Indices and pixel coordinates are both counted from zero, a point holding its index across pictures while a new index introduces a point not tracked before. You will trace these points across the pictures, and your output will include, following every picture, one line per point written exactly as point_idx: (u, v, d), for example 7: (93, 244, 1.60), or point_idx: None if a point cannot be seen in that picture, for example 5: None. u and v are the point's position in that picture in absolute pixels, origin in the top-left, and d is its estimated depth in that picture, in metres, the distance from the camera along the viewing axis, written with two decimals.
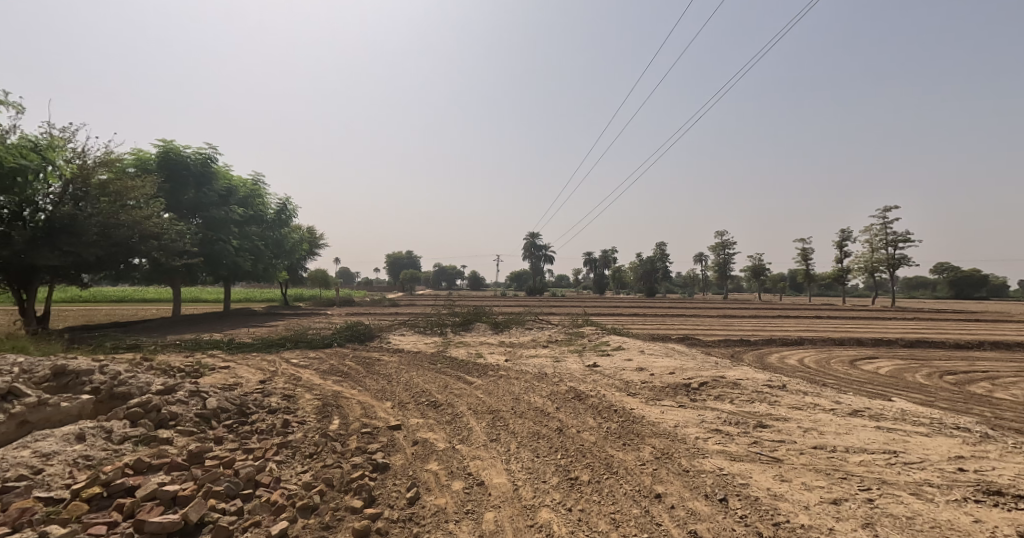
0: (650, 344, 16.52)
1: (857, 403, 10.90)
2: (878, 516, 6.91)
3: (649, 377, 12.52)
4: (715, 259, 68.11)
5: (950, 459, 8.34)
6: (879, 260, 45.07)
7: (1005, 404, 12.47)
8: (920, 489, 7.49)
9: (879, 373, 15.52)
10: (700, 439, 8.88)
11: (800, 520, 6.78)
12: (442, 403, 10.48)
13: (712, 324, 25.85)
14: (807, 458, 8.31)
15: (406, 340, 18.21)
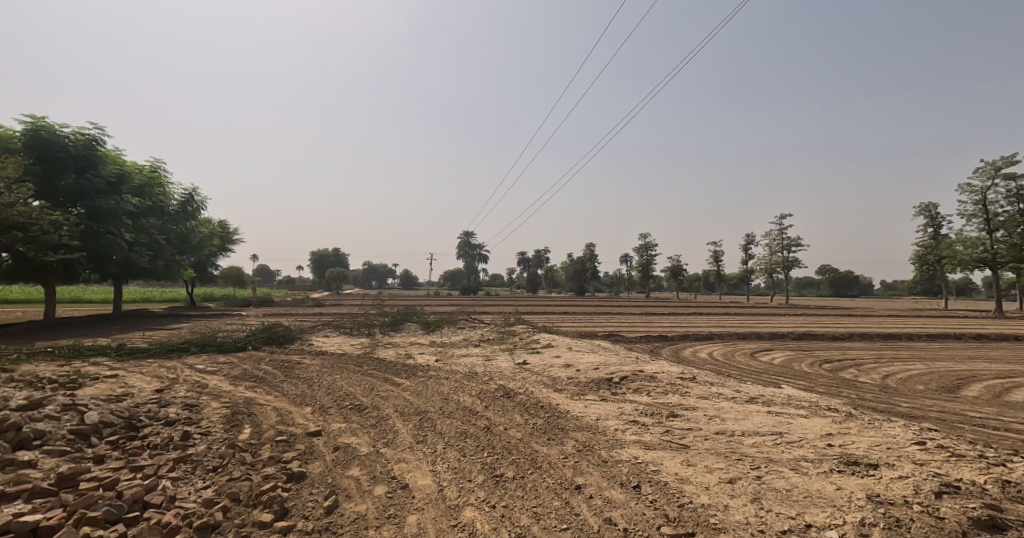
0: (580, 342, 17.31)
1: (755, 392, 12.33)
2: (765, 490, 7.85)
3: (576, 373, 13.42)
4: (639, 259, 71.23)
5: (821, 437, 9.62)
6: (777, 263, 49.32)
7: (866, 387, 14.04)
8: (798, 464, 8.61)
9: (774, 364, 17.30)
10: (619, 431, 9.74)
11: (701, 499, 7.58)
12: (366, 406, 10.90)
13: (630, 322, 27.57)
14: (709, 443, 9.33)
15: (330, 343, 18.18)
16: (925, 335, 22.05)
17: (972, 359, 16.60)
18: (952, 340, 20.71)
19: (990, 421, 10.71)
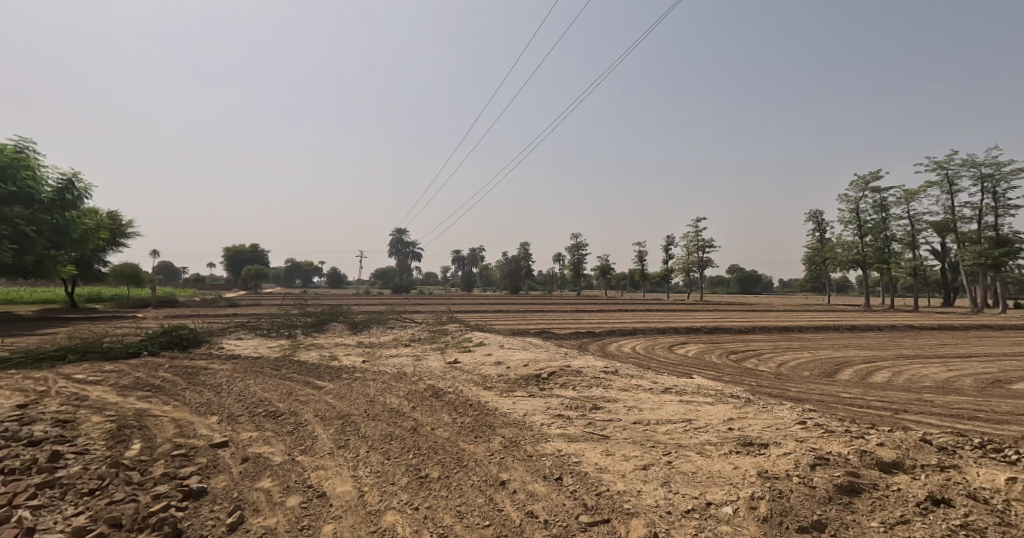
0: (512, 339, 17.18)
1: (670, 382, 11.79)
2: (673, 474, 7.24)
3: (504, 369, 12.73)
4: (571, 258, 72.80)
5: (723, 421, 8.92)
6: (693, 261, 52.19)
7: (763, 374, 14.95)
8: (704, 447, 7.94)
9: (688, 356, 18.28)
10: (544, 425, 9.03)
11: (617, 487, 6.99)
12: (284, 412, 10.21)
13: (556, 319, 27.96)
14: (628, 432, 8.66)
15: (241, 345, 17.59)
16: (813, 328, 24.03)
17: (848, 346, 18.69)
18: (840, 333, 22.55)
19: (857, 401, 11.15)
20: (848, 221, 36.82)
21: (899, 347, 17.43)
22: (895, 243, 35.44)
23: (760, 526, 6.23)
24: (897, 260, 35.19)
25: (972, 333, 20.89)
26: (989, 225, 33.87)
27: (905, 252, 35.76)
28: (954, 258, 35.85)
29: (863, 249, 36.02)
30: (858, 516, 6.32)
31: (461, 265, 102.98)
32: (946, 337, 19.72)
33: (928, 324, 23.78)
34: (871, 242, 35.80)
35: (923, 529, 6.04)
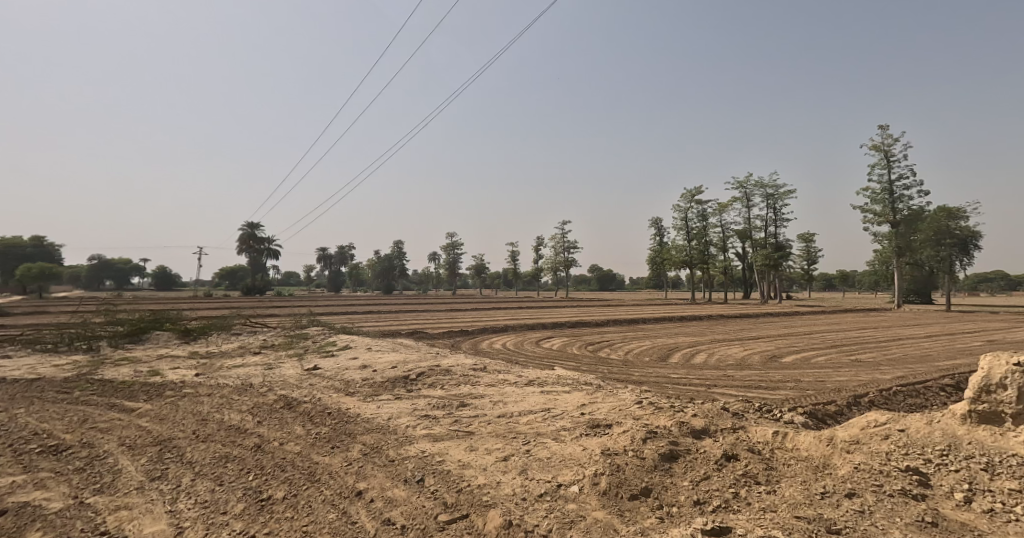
0: (380, 341, 16.92)
1: (534, 375, 11.60)
2: (529, 462, 6.52)
3: (372, 374, 12.20)
4: (445, 257, 72.81)
5: (577, 406, 8.68)
6: (560, 262, 54.95)
7: (614, 363, 15.81)
8: (558, 433, 7.38)
9: (552, 348, 19.06)
10: (410, 428, 8.16)
11: (478, 480, 6.15)
12: (73, 445, 8.25)
13: (425, 320, 27.64)
14: (492, 426, 8.00)
15: (14, 366, 14.95)
16: (655, 321, 26.47)
17: (679, 334, 21.27)
18: (676, 324, 25.05)
19: (682, 378, 12.84)
20: (678, 228, 41.27)
21: (716, 334, 20.06)
22: (712, 247, 40.76)
23: (601, 500, 5.48)
24: (713, 260, 41.08)
25: (776, 320, 24.39)
26: (773, 234, 40.11)
27: (718, 253, 41.15)
28: (751, 262, 42.07)
29: (690, 251, 40.74)
30: (675, 478, 5.65)
31: (326, 265, 98.14)
32: (742, 324, 23.46)
33: (737, 314, 27.80)
34: (696, 246, 40.81)
35: (721, 482, 5.45)
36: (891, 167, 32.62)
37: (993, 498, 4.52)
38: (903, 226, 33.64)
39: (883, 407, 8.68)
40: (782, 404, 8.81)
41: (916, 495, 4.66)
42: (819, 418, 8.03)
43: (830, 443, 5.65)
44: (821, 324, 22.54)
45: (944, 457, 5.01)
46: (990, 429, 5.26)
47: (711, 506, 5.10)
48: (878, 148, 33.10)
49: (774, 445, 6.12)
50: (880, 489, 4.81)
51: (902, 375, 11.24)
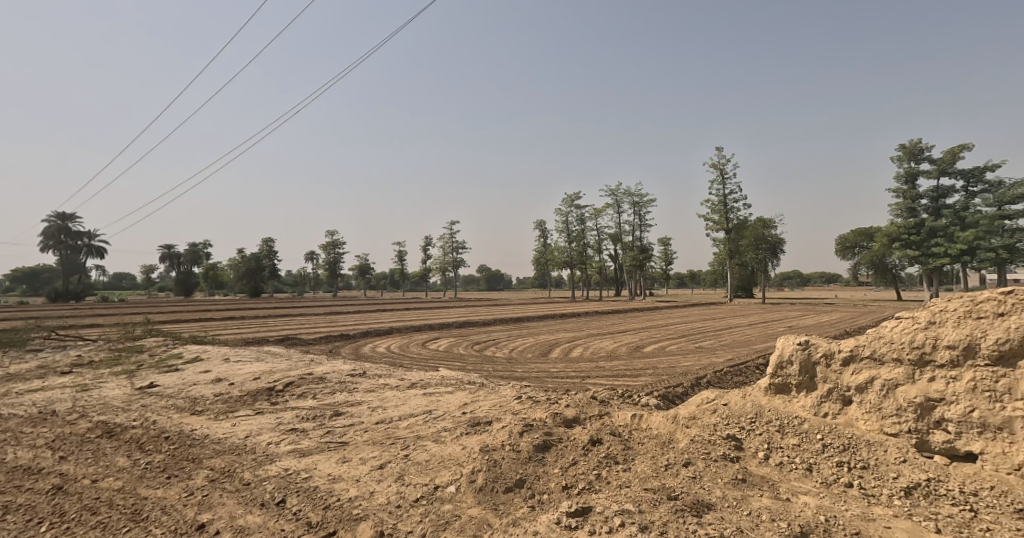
0: (240, 352, 15.53)
1: (416, 377, 11.50)
2: (407, 467, 6.36)
3: (227, 388, 10.71)
4: (324, 257, 69.29)
5: (459, 406, 8.77)
6: (448, 262, 54.86)
7: (498, 360, 16.27)
8: (439, 435, 7.35)
9: (438, 349, 19.12)
10: (272, 444, 7.43)
11: (350, 493, 5.88)
12: None
13: (297, 325, 26.13)
14: (368, 434, 7.66)
15: None
16: (534, 319, 27.42)
17: (560, 331, 22.37)
18: (555, 321, 26.23)
19: (561, 371, 13.46)
20: (559, 230, 43.07)
21: (591, 329, 21.44)
22: (589, 249, 43.04)
23: (476, 496, 5.48)
24: (590, 261, 43.49)
25: (642, 315, 26.51)
26: (639, 237, 43.33)
27: (595, 254, 43.68)
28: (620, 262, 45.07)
29: (570, 252, 42.77)
30: (547, 467, 5.80)
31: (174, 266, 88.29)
32: (616, 319, 25.27)
33: (613, 311, 29.68)
34: (575, 248, 42.86)
35: (587, 465, 5.73)
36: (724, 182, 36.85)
37: (782, 453, 5.50)
38: (732, 234, 37.84)
39: (717, 384, 10.19)
40: (643, 389, 9.75)
41: (733, 457, 5.54)
42: (669, 399, 9.20)
43: (674, 420, 6.40)
44: (685, 316, 24.81)
45: (751, 423, 5.93)
46: (783, 398, 6.23)
47: (577, 489, 5.38)
48: (715, 165, 37.08)
49: (632, 426, 6.53)
50: (711, 455, 5.58)
51: (734, 357, 13.14)
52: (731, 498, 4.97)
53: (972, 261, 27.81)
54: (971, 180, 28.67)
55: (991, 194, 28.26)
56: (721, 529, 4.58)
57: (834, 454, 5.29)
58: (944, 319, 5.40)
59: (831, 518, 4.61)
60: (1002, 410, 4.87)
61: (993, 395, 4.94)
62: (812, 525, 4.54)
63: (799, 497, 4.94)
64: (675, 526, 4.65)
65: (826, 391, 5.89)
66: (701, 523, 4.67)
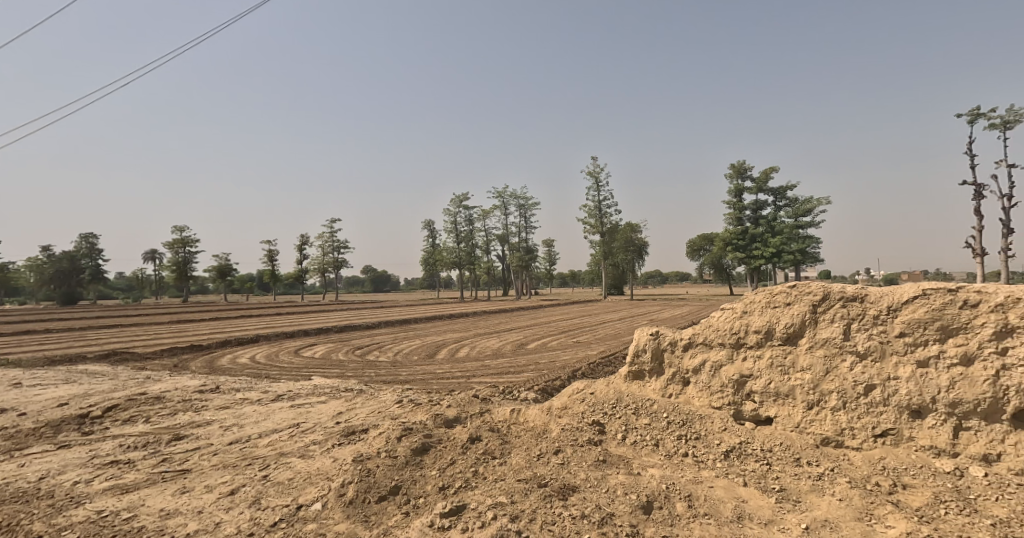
0: (41, 375, 12.77)
1: (285, 388, 10.73)
2: (266, 489, 6.02)
3: (16, 420, 8.79)
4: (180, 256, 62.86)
5: (332, 417, 8.40)
6: (329, 262, 52.40)
7: (381, 365, 15.09)
8: (307, 449, 7.03)
9: (313, 357, 16.68)
10: (80, 484, 6.39)
11: (187, 529, 5.41)
12: None
13: (137, 332, 22.61)
14: (218, 457, 7.01)
15: None
16: (421, 321, 26.95)
17: (445, 332, 22.34)
18: (443, 323, 26.02)
19: (448, 373, 13.24)
20: (448, 230, 43.04)
21: (478, 329, 21.70)
22: (477, 249, 43.64)
23: (345, 510, 5.42)
24: (478, 261, 43.98)
25: (526, 314, 27.28)
26: (525, 239, 44.58)
27: (483, 254, 44.28)
28: (507, 263, 46.07)
29: (459, 252, 42.94)
30: (425, 469, 5.84)
31: None
32: (500, 318, 25.78)
33: (498, 311, 30.12)
34: (464, 248, 43.17)
35: (465, 463, 5.86)
36: (600, 188, 39.17)
37: (637, 432, 6.15)
38: (607, 237, 40.08)
39: (589, 375, 11.04)
40: (523, 384, 10.22)
41: (596, 442, 6.05)
42: (548, 392, 9.73)
43: (548, 411, 6.80)
44: (567, 314, 25.81)
45: (612, 409, 6.52)
46: (639, 383, 6.90)
47: (453, 489, 5.50)
48: (591, 172, 39.05)
49: (509, 421, 6.80)
50: (579, 441, 6.04)
51: (606, 349, 14.18)
52: (593, 478, 5.44)
53: (779, 262, 32.06)
54: (778, 197, 33.01)
55: (792, 208, 32.64)
56: (582, 508, 5.00)
57: (675, 429, 5.99)
58: (752, 308, 6.26)
59: (671, 485, 5.25)
60: (788, 380, 5.80)
61: (782, 366, 5.87)
62: (656, 494, 5.13)
63: (648, 470, 5.57)
64: (542, 513, 5.00)
65: (671, 375, 6.62)
66: (566, 505, 5.07)
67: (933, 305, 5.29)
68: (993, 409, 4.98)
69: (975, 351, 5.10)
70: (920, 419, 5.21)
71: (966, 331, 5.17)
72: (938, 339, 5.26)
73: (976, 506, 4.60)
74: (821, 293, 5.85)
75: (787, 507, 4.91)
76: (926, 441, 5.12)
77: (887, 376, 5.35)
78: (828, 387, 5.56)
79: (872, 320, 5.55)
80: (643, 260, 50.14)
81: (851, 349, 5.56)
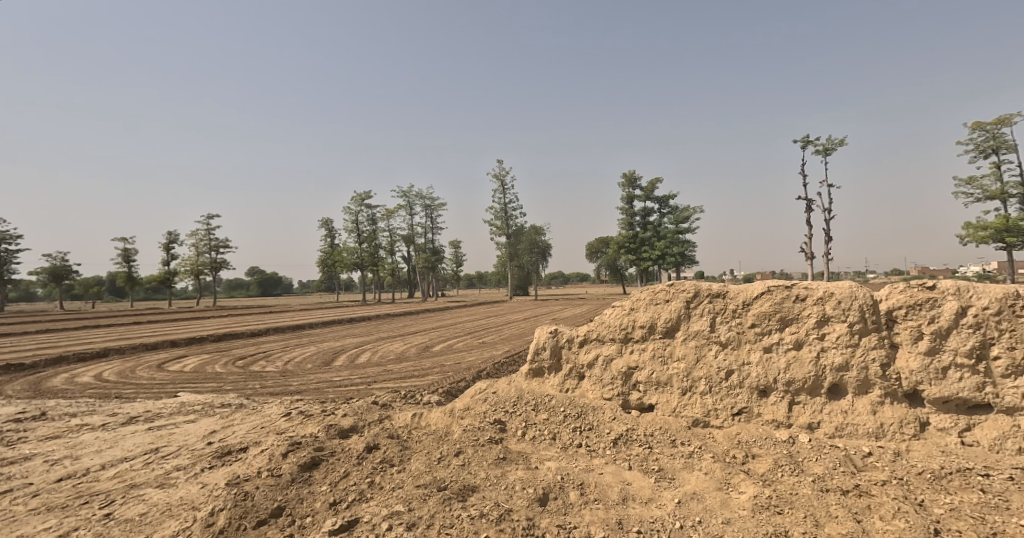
0: None
1: (141, 405, 9.50)
2: (109, 529, 5.47)
3: None
4: None
5: (202, 437, 7.67)
6: None
7: (270, 376, 12.12)
8: (167, 477, 6.41)
9: (183, 370, 12.79)
10: None
11: None
12: None
13: None
14: (41, 499, 6.14)
15: None
16: (319, 321, 25.30)
17: (344, 334, 21.48)
18: (343, 325, 24.85)
19: (343, 372, 12.65)
20: (349, 230, 41.56)
21: (381, 333, 21.08)
22: (381, 250, 42.71)
23: None
24: (382, 262, 43.01)
25: (431, 316, 26.79)
26: (431, 239, 44.21)
27: (387, 256, 43.36)
28: (412, 264, 45.45)
29: (361, 253, 41.72)
30: (313, 486, 5.68)
31: None
32: (405, 321, 25.35)
33: (400, 313, 29.47)
34: (366, 248, 42.09)
35: (359, 474, 5.77)
36: (505, 191, 39.64)
37: (536, 428, 6.39)
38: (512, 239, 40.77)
39: (495, 374, 11.29)
40: (427, 388, 10.14)
41: (497, 441, 6.21)
42: (452, 393, 9.81)
43: (450, 413, 6.88)
44: (471, 315, 25.79)
45: (513, 407, 6.73)
46: (539, 380, 7.16)
47: (345, 503, 5.39)
48: (496, 176, 39.48)
49: (411, 425, 6.77)
50: (482, 441, 6.17)
51: (512, 348, 14.48)
52: (493, 476, 5.59)
53: (663, 265, 34.30)
54: (663, 205, 35.27)
55: (674, 215, 34.92)
56: (481, 507, 5.13)
57: (571, 422, 6.32)
58: (638, 304, 6.70)
59: (565, 476, 5.53)
60: (667, 369, 6.32)
61: (663, 356, 6.38)
62: (552, 485, 5.39)
63: (544, 464, 5.82)
64: (441, 517, 5.06)
65: (568, 370, 6.93)
66: (465, 507, 5.16)
67: (775, 300, 6.01)
68: (815, 386, 5.72)
69: (804, 337, 5.85)
70: (765, 398, 5.89)
71: (797, 321, 5.91)
72: (778, 329, 5.98)
73: (801, 464, 5.22)
74: (692, 290, 6.40)
75: (663, 485, 5.34)
76: (770, 416, 5.79)
77: (743, 361, 6.00)
78: (698, 374, 6.14)
79: (732, 313, 6.19)
80: (546, 261, 51.71)
81: (715, 338, 6.19)
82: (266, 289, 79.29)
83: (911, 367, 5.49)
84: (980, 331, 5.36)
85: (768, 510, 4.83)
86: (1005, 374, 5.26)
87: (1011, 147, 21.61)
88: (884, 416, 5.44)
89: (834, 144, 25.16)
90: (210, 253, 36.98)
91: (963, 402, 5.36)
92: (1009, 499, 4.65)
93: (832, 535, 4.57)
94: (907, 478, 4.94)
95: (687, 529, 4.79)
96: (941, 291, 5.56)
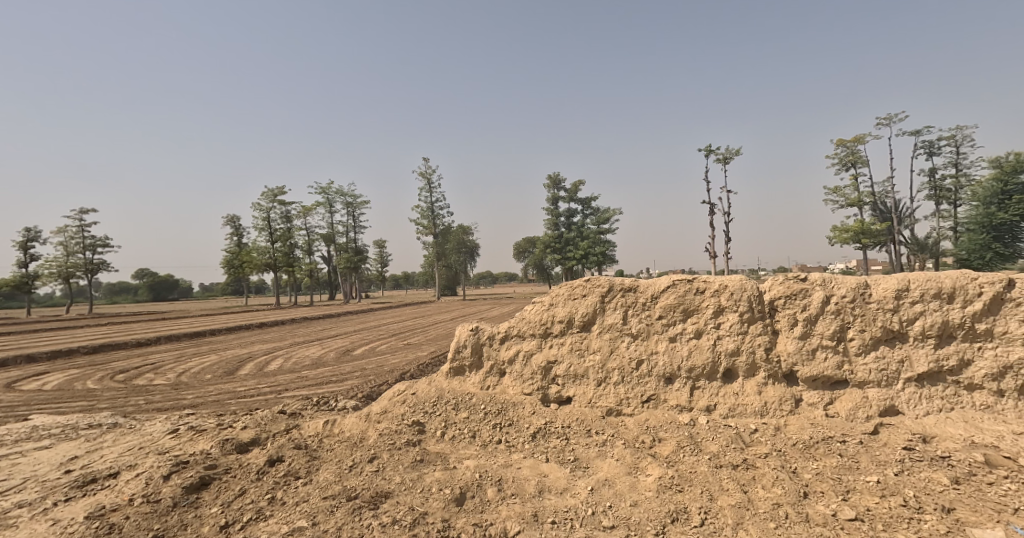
0: None
1: None
2: None
3: None
4: None
5: (58, 466, 6.99)
6: None
7: (158, 390, 11.26)
8: (5, 517, 5.78)
9: (42, 390, 11.59)
10: None
11: None
12: None
13: None
14: None
15: None
16: (223, 328, 23.75)
17: (252, 340, 20.41)
18: (253, 330, 23.64)
19: (250, 381, 12.04)
20: (260, 229, 39.47)
21: (296, 338, 20.19)
22: (297, 249, 40.95)
23: None
24: (298, 263, 41.21)
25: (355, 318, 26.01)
26: (353, 239, 42.86)
27: (304, 256, 41.61)
28: (332, 265, 43.93)
29: (274, 253, 39.79)
30: (201, 508, 5.39)
31: None
32: (321, 324, 24.49)
33: (316, 316, 28.32)
34: (280, 248, 40.20)
35: (258, 491, 5.54)
36: (432, 190, 39.02)
37: (454, 426, 6.40)
38: (439, 238, 40.36)
39: (418, 375, 11.23)
40: (344, 393, 9.90)
41: (409, 443, 6.12)
42: (370, 397, 9.60)
43: (366, 417, 6.72)
44: (391, 316, 25.31)
45: (432, 407, 6.70)
46: (459, 378, 7.14)
47: (239, 524, 5.15)
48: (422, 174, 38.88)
49: (323, 433, 6.57)
50: (395, 444, 6.08)
51: (435, 349, 14.36)
52: (408, 480, 5.54)
53: (585, 265, 35.16)
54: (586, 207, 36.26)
55: (595, 216, 35.93)
56: (393, 513, 5.07)
57: (487, 419, 6.37)
58: (556, 300, 6.85)
59: (483, 473, 5.57)
60: (584, 361, 6.52)
61: (579, 349, 6.57)
62: (468, 484, 5.41)
63: (462, 463, 5.84)
64: (349, 527, 4.96)
65: (488, 368, 6.98)
66: (375, 515, 5.09)
67: (677, 293, 6.35)
68: (712, 371, 6.08)
69: (703, 327, 6.21)
70: (670, 384, 6.19)
71: (697, 312, 6.27)
72: (682, 319, 6.31)
73: (699, 444, 5.55)
74: (606, 285, 6.63)
75: (577, 474, 5.51)
76: (673, 401, 6.09)
77: (651, 350, 6.30)
78: (612, 365, 6.37)
79: (641, 307, 6.48)
80: (472, 261, 51.89)
81: (627, 331, 6.45)
82: (159, 291, 73.17)
83: (788, 350, 5.95)
84: (840, 317, 5.90)
85: (670, 489, 5.12)
86: (859, 353, 5.82)
87: (866, 161, 23.90)
88: (767, 395, 5.87)
89: (732, 153, 26.91)
90: (82, 253, 33.54)
91: (828, 379, 5.83)
92: (859, 460, 5.19)
93: (723, 507, 4.89)
94: (784, 449, 5.39)
95: (596, 515, 4.96)
96: (811, 282, 6.09)
